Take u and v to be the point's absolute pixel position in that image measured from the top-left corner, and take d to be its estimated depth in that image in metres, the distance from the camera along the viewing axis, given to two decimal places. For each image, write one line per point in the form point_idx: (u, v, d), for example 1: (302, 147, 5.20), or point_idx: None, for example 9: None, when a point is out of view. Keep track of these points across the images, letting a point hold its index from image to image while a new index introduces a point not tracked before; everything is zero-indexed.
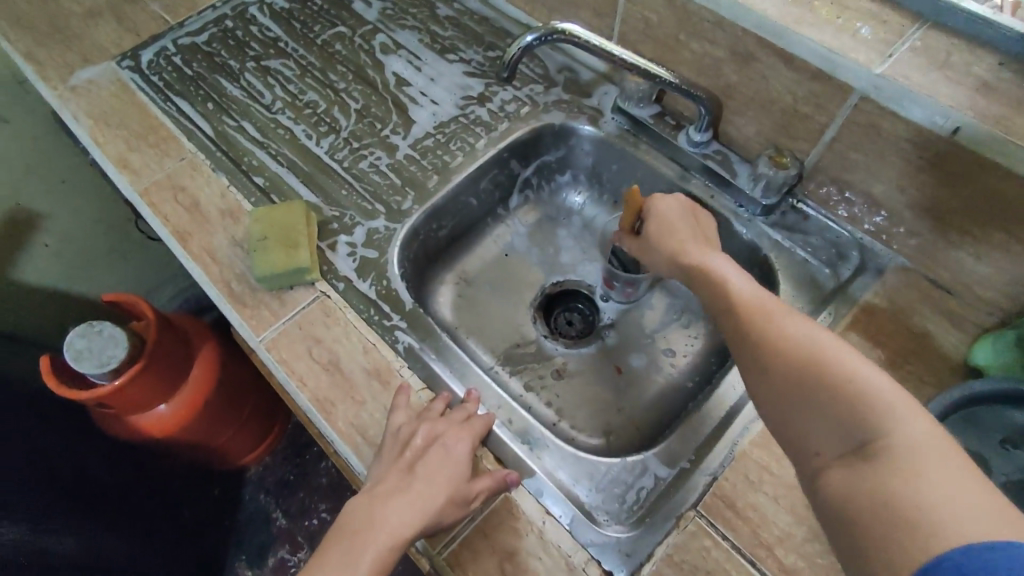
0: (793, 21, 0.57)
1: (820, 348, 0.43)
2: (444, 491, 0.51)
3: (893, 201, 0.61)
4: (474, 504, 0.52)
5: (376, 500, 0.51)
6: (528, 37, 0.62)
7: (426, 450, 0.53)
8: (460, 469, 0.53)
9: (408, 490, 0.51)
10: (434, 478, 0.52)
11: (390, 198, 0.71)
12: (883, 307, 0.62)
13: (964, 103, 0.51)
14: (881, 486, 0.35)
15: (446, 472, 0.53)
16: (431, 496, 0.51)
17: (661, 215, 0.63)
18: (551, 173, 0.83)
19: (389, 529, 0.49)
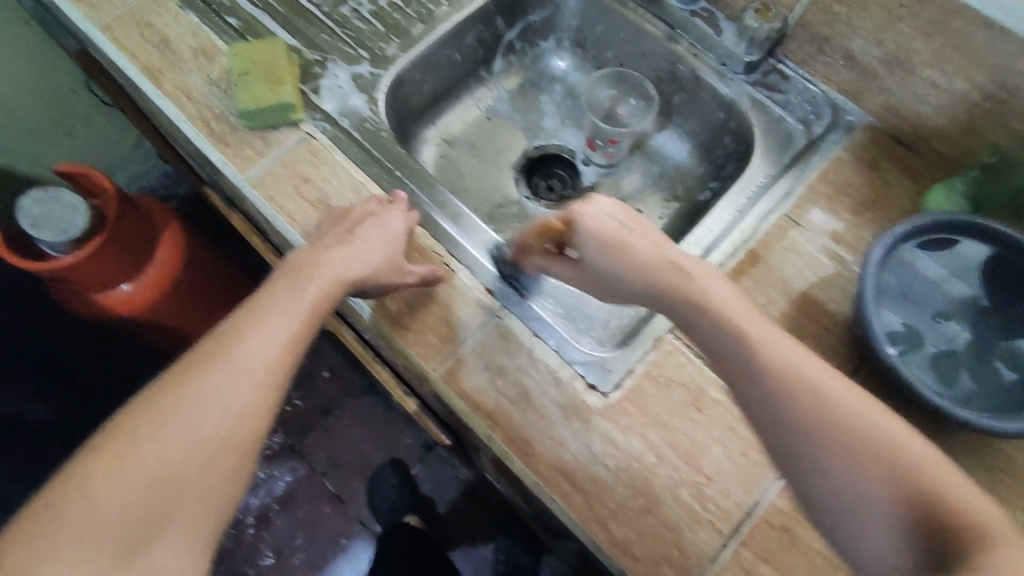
0: None
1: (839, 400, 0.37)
2: (383, 253, 0.55)
3: (868, 56, 0.64)
4: (410, 278, 0.56)
5: (318, 252, 0.54)
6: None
7: (357, 222, 0.56)
8: (395, 237, 0.56)
9: (347, 246, 0.54)
10: (371, 238, 0.55)
11: (374, 44, 0.70)
12: (849, 160, 0.66)
13: None
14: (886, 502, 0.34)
15: (388, 238, 0.56)
16: (370, 252, 0.54)
17: (605, 247, 0.48)
18: (535, 37, 0.82)
19: (331, 278, 0.52)
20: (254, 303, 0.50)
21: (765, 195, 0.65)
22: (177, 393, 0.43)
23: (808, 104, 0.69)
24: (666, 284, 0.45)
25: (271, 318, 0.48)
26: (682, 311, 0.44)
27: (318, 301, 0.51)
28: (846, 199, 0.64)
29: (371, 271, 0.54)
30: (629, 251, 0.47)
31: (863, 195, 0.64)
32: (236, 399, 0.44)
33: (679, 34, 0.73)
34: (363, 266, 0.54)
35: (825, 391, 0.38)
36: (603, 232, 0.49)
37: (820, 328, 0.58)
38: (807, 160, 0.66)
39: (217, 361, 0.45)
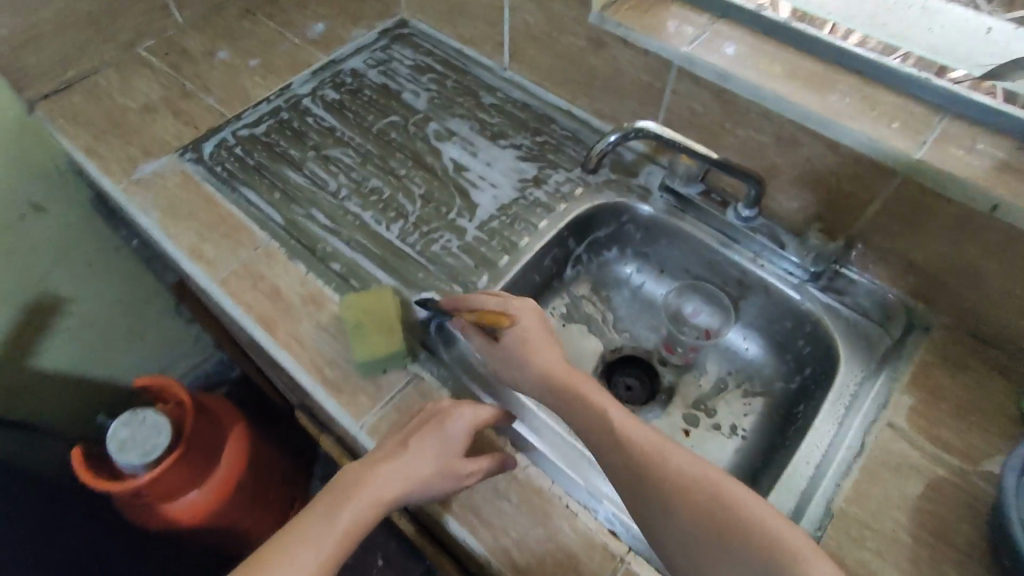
0: (833, 113, 0.66)
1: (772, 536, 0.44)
2: (438, 466, 0.56)
3: (935, 267, 0.68)
4: (468, 481, 0.58)
5: (370, 467, 0.57)
6: (610, 137, 0.74)
7: (422, 429, 0.59)
8: (456, 447, 0.58)
9: (400, 459, 0.57)
10: (425, 445, 0.57)
11: (467, 278, 0.75)
12: (936, 361, 0.68)
13: (995, 184, 0.60)
14: None
15: (449, 447, 0.57)
16: (422, 466, 0.56)
17: (525, 346, 0.62)
18: (600, 249, 0.89)
19: (373, 496, 0.55)
20: (301, 519, 0.55)
21: (863, 404, 0.67)
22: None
23: (884, 309, 0.73)
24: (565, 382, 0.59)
25: (307, 544, 0.52)
26: (568, 407, 0.57)
27: (358, 517, 0.55)
28: (943, 404, 0.65)
29: (422, 484, 0.56)
30: (536, 347, 0.62)
31: (959, 398, 0.66)
32: None
33: (737, 244, 0.79)
34: (417, 468, 0.56)
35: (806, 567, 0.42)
36: (524, 326, 0.64)
37: (957, 551, 0.57)
38: (895, 365, 0.69)
39: (285, 557, 0.51)
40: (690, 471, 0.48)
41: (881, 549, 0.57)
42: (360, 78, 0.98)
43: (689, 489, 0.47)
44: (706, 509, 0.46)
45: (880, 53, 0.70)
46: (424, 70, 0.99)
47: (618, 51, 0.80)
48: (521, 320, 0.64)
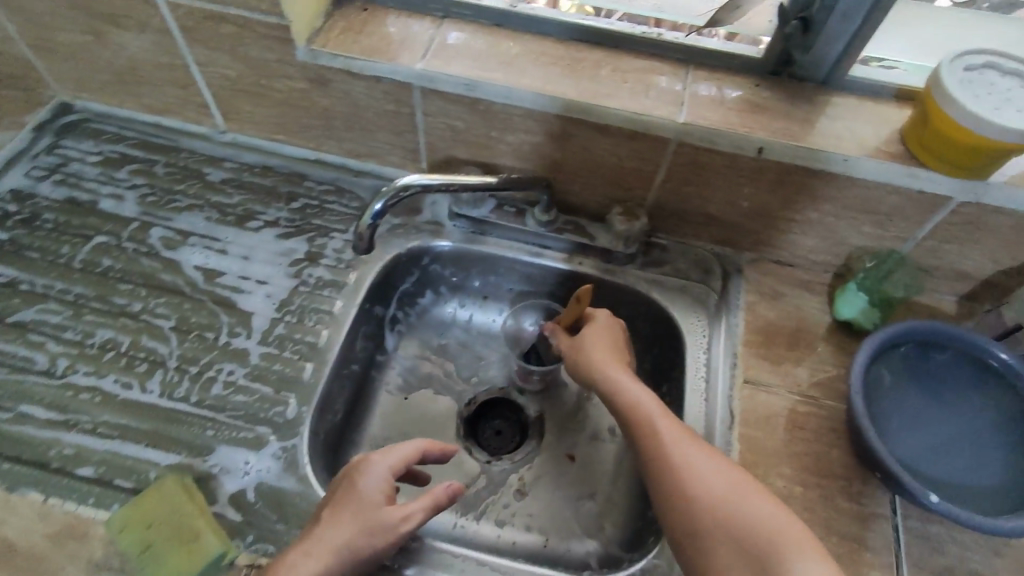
0: (592, 97, 0.62)
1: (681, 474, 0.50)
2: (358, 523, 0.50)
3: (728, 214, 0.69)
4: (401, 528, 0.52)
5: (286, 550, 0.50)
6: (376, 206, 0.59)
7: (341, 489, 0.53)
8: (375, 498, 0.52)
9: (315, 529, 0.50)
10: (342, 512, 0.51)
11: (270, 411, 0.61)
12: (758, 299, 0.70)
13: (754, 128, 0.61)
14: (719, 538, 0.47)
15: (361, 503, 0.51)
16: (341, 529, 0.50)
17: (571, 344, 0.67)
18: (413, 299, 0.78)
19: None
20: None
21: (716, 372, 0.66)
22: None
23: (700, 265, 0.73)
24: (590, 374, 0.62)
25: None
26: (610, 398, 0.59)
27: None
28: (779, 340, 0.67)
29: (342, 551, 0.49)
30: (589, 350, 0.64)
31: (788, 327, 0.68)
32: None
33: (548, 249, 0.74)
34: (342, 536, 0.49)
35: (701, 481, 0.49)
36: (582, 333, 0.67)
37: (839, 479, 0.59)
38: (729, 317, 0.69)
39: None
40: (668, 451, 0.51)
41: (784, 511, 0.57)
42: (31, 200, 0.73)
43: (663, 457, 0.51)
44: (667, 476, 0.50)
45: (617, 22, 0.67)
46: (116, 162, 0.77)
47: (347, 85, 0.67)
48: (597, 322, 0.67)
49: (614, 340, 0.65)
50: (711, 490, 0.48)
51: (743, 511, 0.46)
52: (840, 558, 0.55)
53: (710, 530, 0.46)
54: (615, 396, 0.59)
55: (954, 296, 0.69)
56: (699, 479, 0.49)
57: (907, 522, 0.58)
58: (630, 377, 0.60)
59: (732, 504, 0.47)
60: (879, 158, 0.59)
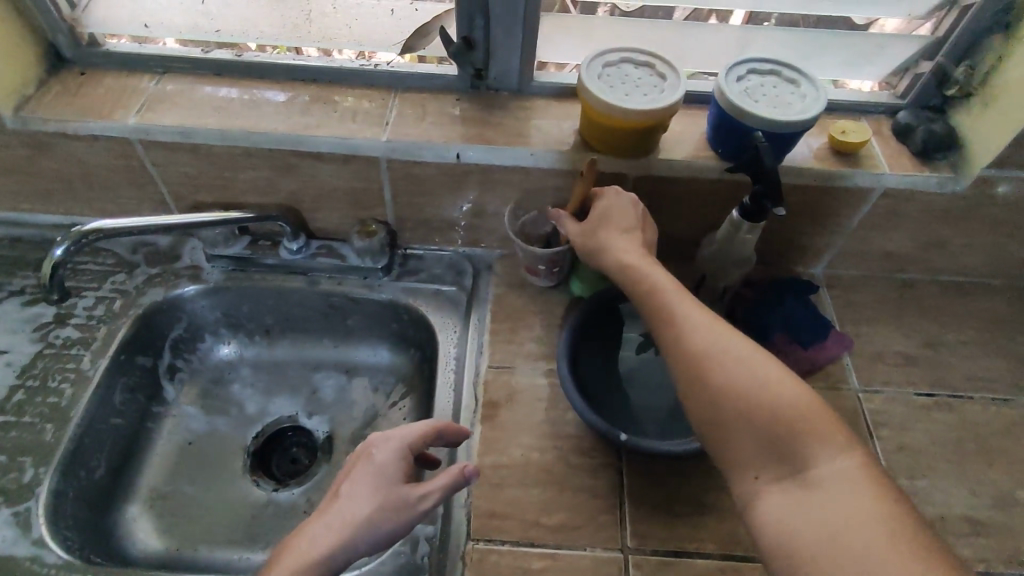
0: (302, 128, 0.67)
1: (702, 351, 0.51)
2: (372, 501, 0.49)
3: (462, 217, 0.75)
4: (424, 503, 0.50)
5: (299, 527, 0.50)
6: (56, 251, 0.60)
7: (354, 468, 0.52)
8: (392, 473, 0.51)
9: (332, 506, 0.50)
10: (360, 487, 0.50)
11: (5, 479, 0.60)
12: (506, 291, 0.76)
13: (451, 137, 0.67)
14: (736, 399, 0.49)
15: (377, 480, 0.51)
16: (357, 505, 0.49)
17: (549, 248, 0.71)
18: (190, 344, 0.79)
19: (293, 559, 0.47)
20: None
21: (466, 362, 0.71)
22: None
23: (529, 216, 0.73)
24: (595, 254, 0.62)
25: None
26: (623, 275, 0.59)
27: None
28: (523, 323, 0.73)
29: (359, 530, 0.48)
30: (601, 231, 0.62)
31: (532, 311, 0.74)
32: None
33: (317, 276, 0.77)
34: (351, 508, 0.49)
35: (693, 336, 0.53)
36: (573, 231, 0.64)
37: (573, 438, 0.65)
38: (479, 311, 0.75)
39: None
40: (674, 321, 0.54)
41: (520, 478, 0.62)
42: None
43: (666, 319, 0.55)
44: (670, 342, 0.53)
45: (341, 59, 0.72)
46: None
47: (69, 147, 0.69)
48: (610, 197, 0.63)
49: (629, 215, 0.62)
50: (695, 343, 0.52)
51: (737, 373, 0.50)
52: (572, 508, 0.60)
53: (707, 397, 0.50)
54: (632, 278, 0.58)
55: (674, 259, 0.78)
56: (718, 363, 0.51)
57: (633, 467, 0.63)
58: (644, 260, 0.59)
59: (721, 369, 0.50)
60: (560, 148, 0.67)
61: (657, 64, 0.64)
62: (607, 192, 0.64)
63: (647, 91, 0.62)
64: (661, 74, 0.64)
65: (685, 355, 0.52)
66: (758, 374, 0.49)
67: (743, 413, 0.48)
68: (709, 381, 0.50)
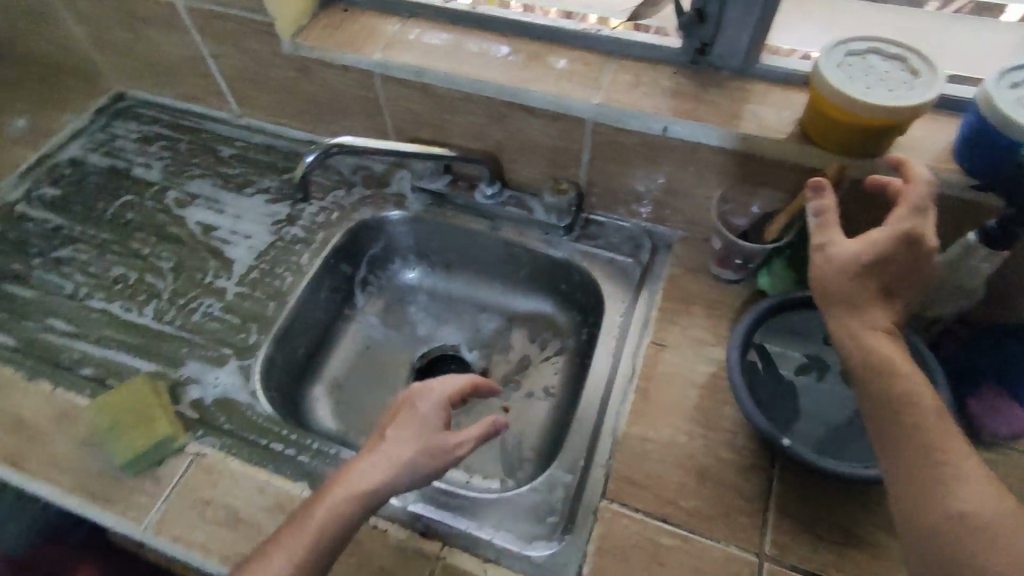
0: (522, 81, 0.71)
1: (930, 456, 0.42)
2: (417, 442, 0.53)
3: (652, 192, 0.75)
4: (460, 450, 0.54)
5: (343, 467, 0.52)
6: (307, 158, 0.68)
7: (394, 416, 0.56)
8: (433, 422, 0.55)
9: (365, 458, 0.52)
10: (405, 430, 0.54)
11: (236, 337, 0.73)
12: (681, 273, 0.75)
13: (662, 109, 0.67)
14: (966, 526, 0.39)
15: (422, 426, 0.54)
16: (404, 448, 0.52)
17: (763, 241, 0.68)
18: (382, 264, 0.89)
19: (343, 497, 0.50)
20: (280, 530, 0.50)
21: (627, 332, 0.72)
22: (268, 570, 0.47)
23: (730, 204, 0.70)
24: (826, 289, 0.50)
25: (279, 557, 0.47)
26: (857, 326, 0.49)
27: (327, 521, 0.49)
28: (692, 309, 0.72)
29: (404, 466, 0.52)
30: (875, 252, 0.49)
31: (704, 299, 0.73)
32: None
33: (499, 222, 0.82)
34: (399, 444, 0.53)
35: (925, 433, 0.43)
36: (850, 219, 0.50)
37: (725, 433, 0.63)
38: (649, 288, 0.75)
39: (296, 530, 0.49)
40: (909, 407, 0.44)
41: (664, 455, 0.62)
42: (81, 165, 0.90)
43: (893, 400, 0.45)
44: (900, 421, 0.44)
45: (568, 20, 0.74)
46: (150, 140, 0.94)
47: (325, 73, 0.80)
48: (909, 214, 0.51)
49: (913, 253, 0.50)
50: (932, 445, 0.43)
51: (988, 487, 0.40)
52: (710, 499, 0.59)
53: (928, 507, 0.41)
54: (857, 339, 0.48)
55: None
56: (955, 476, 0.41)
57: (784, 477, 0.60)
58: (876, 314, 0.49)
59: (955, 485, 0.41)
60: (776, 136, 0.64)
61: (910, 59, 0.58)
62: (918, 166, 0.55)
63: (892, 87, 0.57)
64: (914, 70, 0.57)
65: (909, 450, 0.43)
66: (1001, 511, 0.39)
67: (970, 545, 0.39)
68: (936, 492, 0.41)
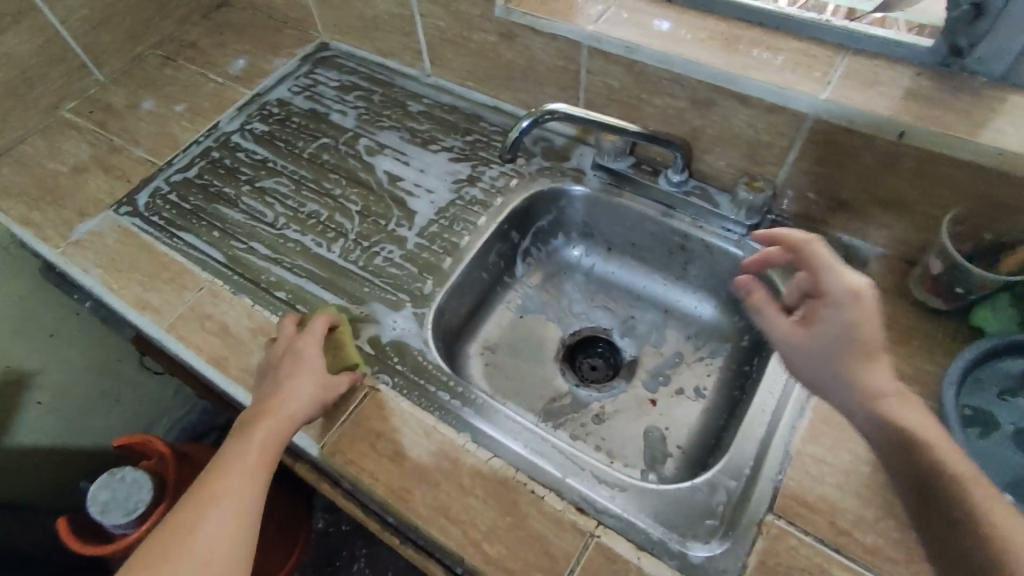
0: (740, 67, 0.67)
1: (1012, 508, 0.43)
2: (314, 380, 0.61)
3: (861, 202, 0.69)
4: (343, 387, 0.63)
5: (264, 397, 0.59)
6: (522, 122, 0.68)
7: (281, 361, 0.62)
8: (315, 362, 0.62)
9: (283, 388, 0.59)
10: (303, 374, 0.60)
11: (412, 285, 0.76)
12: (878, 293, 0.69)
13: (900, 112, 0.61)
14: None
15: (314, 366, 0.62)
16: (303, 383, 0.60)
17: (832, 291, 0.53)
18: (546, 237, 0.89)
19: (279, 421, 0.57)
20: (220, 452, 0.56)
21: None
22: (192, 509, 0.51)
23: (962, 227, 0.63)
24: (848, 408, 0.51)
25: (237, 460, 0.54)
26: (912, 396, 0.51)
27: (275, 433, 0.56)
28: (889, 333, 0.66)
29: (308, 398, 0.60)
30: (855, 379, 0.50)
31: (904, 324, 0.66)
32: (225, 515, 0.51)
33: (678, 211, 0.79)
34: (305, 416, 0.59)
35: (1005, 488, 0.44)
36: (858, 319, 0.51)
37: None
38: None
39: (198, 497, 0.52)
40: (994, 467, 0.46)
41: (841, 483, 0.58)
42: (286, 105, 0.98)
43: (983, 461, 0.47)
44: (916, 467, 0.46)
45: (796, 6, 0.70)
46: (348, 88, 1.00)
47: (529, 40, 0.80)
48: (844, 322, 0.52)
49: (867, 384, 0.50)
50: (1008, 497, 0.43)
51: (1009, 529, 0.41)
52: (893, 541, 0.54)
53: None
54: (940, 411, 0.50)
55: None
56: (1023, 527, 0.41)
57: None
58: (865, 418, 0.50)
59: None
60: None
61: None
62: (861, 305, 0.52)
63: None
64: None
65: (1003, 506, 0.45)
66: None
67: None
68: None
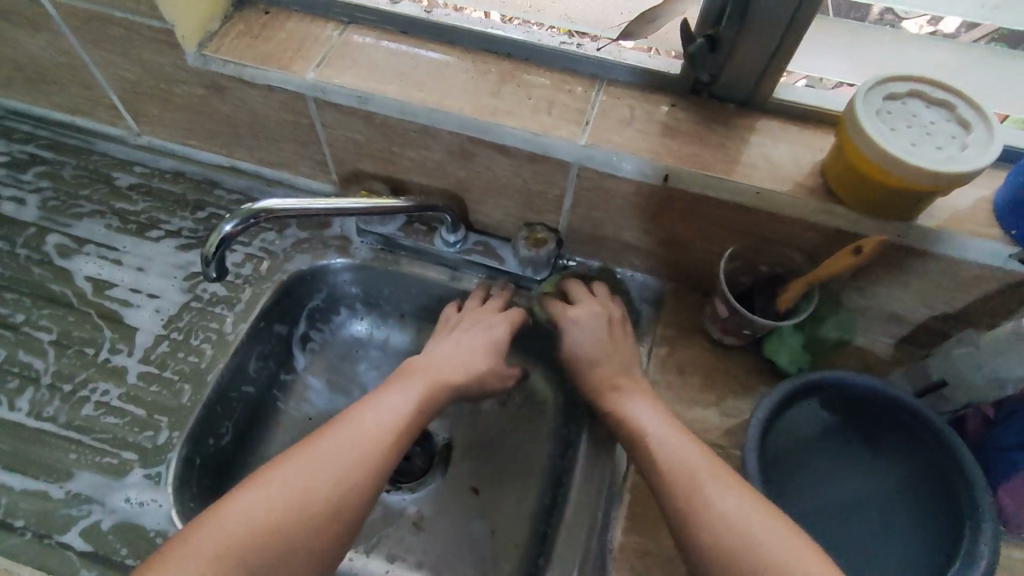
0: (491, 114, 0.57)
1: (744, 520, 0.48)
2: (481, 363, 0.63)
3: (644, 242, 0.64)
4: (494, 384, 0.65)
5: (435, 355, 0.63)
6: (224, 226, 0.50)
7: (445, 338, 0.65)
8: (479, 345, 0.64)
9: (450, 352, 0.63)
10: (456, 348, 0.63)
11: (139, 436, 0.59)
12: (676, 335, 0.65)
13: (661, 154, 0.55)
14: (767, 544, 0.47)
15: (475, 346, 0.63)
16: (464, 366, 0.62)
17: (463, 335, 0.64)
18: (327, 315, 0.75)
19: (424, 394, 0.59)
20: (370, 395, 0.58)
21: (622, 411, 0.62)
22: (276, 475, 0.50)
23: (739, 262, 0.61)
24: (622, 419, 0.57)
25: (371, 411, 0.56)
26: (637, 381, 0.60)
27: (416, 406, 0.57)
28: (691, 380, 0.62)
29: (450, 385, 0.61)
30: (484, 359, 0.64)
31: (703, 367, 0.63)
32: (318, 464, 0.51)
33: (462, 271, 0.70)
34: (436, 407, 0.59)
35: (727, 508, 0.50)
36: (496, 319, 0.65)
37: None
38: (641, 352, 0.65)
39: (337, 426, 0.54)
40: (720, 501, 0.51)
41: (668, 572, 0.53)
42: None
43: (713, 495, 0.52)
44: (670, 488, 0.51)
45: (543, 33, 0.61)
46: (24, 164, 0.76)
47: (243, 93, 0.64)
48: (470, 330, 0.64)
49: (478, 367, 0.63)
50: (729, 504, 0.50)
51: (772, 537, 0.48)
52: None
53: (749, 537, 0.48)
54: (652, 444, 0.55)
55: (892, 339, 0.64)
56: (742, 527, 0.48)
57: None
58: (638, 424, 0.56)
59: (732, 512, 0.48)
60: (796, 191, 0.53)
61: (959, 106, 0.48)
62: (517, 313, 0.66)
63: (940, 143, 0.46)
64: (963, 121, 0.47)
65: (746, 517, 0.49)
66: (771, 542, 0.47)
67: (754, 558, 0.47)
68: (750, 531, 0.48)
